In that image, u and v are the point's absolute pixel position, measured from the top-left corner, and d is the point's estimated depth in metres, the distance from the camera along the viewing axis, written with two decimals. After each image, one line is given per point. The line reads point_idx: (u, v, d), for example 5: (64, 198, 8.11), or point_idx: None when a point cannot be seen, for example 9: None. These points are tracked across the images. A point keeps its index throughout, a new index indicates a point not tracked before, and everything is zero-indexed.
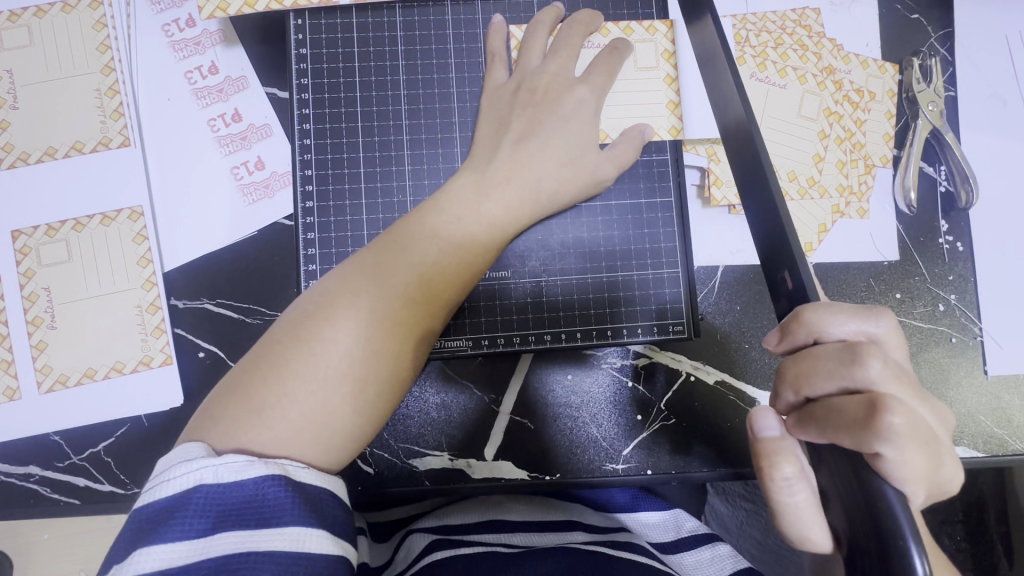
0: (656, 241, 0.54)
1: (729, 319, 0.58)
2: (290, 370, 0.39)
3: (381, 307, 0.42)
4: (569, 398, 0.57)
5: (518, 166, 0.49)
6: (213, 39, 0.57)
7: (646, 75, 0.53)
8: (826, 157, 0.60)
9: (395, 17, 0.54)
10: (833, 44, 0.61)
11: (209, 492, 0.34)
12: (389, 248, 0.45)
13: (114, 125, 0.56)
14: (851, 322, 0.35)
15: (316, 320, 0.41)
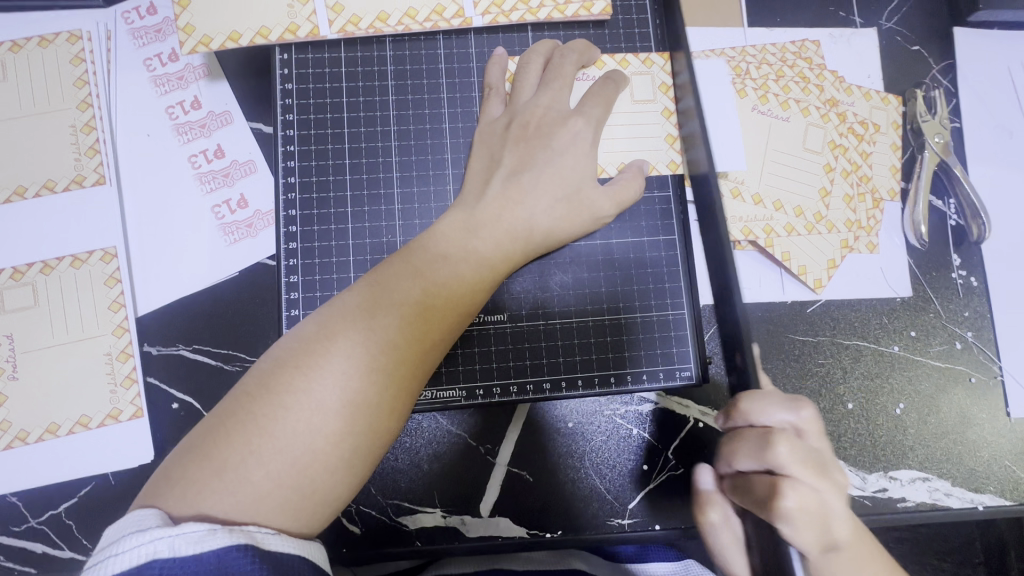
0: (661, 280, 0.51)
1: None
2: (263, 432, 0.36)
3: (361, 361, 0.38)
4: (571, 447, 0.54)
5: (513, 206, 0.46)
6: (196, 73, 0.55)
7: (645, 108, 0.51)
8: (833, 191, 0.58)
9: (386, 51, 0.52)
10: (834, 76, 0.59)
11: (164, 568, 0.31)
12: (370, 298, 0.41)
13: (89, 162, 0.53)
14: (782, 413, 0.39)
15: (292, 377, 0.37)
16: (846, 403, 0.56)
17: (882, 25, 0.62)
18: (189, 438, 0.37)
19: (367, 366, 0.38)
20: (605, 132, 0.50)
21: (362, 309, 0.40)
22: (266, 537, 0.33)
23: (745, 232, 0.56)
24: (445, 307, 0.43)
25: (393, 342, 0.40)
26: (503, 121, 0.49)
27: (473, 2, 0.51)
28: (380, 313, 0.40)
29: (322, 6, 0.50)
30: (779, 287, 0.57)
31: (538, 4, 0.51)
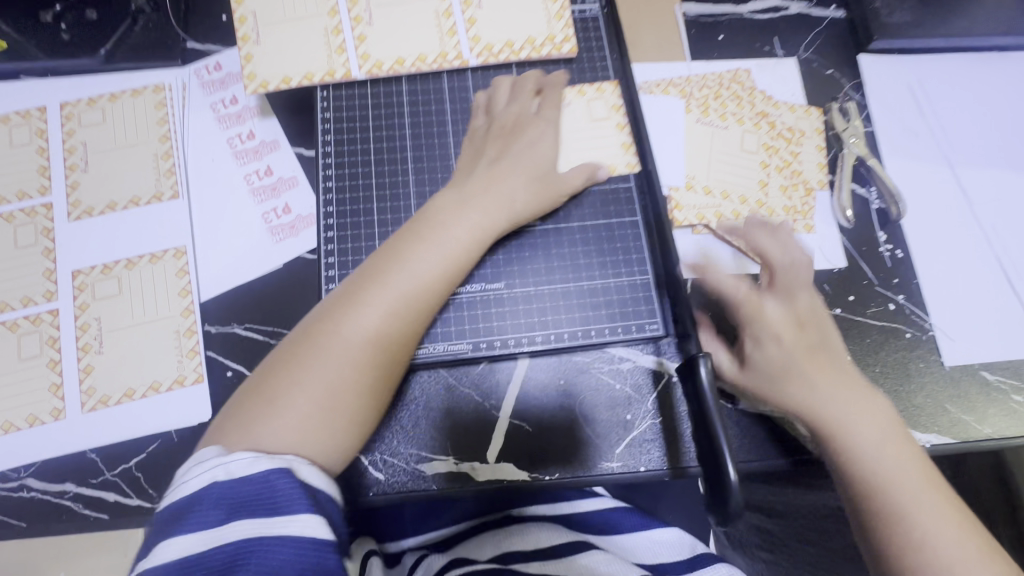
0: (628, 251, 0.61)
1: None
2: (304, 367, 0.47)
3: (381, 308, 0.50)
4: (563, 400, 0.63)
5: (488, 189, 0.57)
6: (251, 112, 0.70)
7: (601, 126, 0.64)
8: (769, 183, 0.70)
9: (401, 86, 0.66)
10: (763, 95, 0.73)
11: (223, 488, 0.41)
12: (384, 263, 0.52)
13: (167, 182, 0.66)
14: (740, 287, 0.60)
15: (328, 325, 0.49)
16: None
17: (800, 56, 0.77)
18: (243, 388, 0.49)
19: (371, 318, 0.49)
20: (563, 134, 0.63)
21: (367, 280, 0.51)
22: (301, 466, 0.44)
23: (700, 218, 0.67)
24: (440, 268, 0.53)
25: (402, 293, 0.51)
26: (485, 128, 0.62)
27: (470, 48, 0.65)
28: (389, 272, 0.51)
29: (354, 56, 0.64)
30: (734, 263, 0.68)
31: (519, 47, 0.66)
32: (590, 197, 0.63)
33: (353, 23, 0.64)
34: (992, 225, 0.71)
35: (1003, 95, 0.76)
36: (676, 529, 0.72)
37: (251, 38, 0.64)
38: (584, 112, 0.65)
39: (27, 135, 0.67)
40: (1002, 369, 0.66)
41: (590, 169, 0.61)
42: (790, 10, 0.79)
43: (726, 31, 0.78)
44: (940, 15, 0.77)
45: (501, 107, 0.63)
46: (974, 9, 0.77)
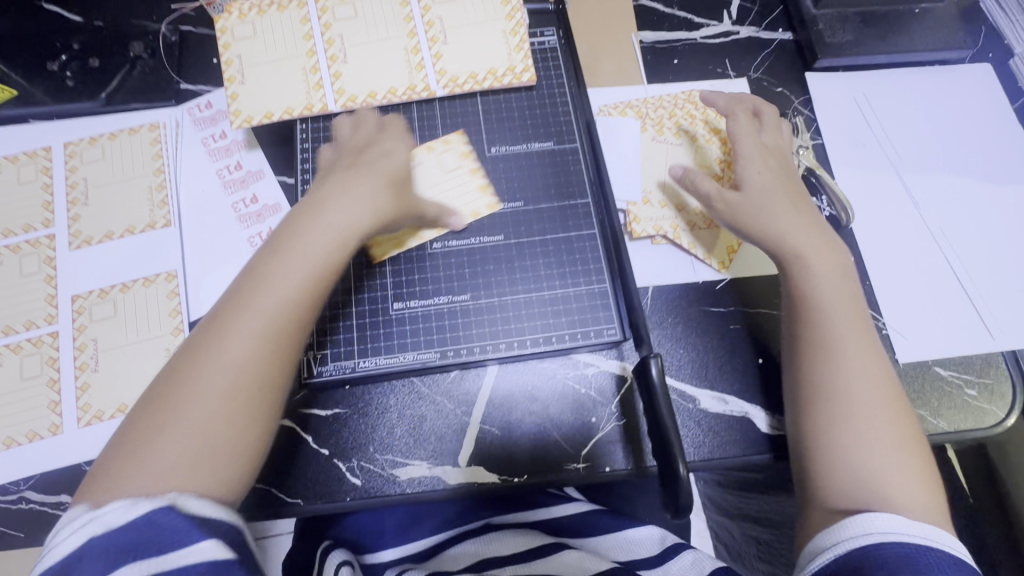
0: (586, 262, 0.65)
1: (661, 327, 0.70)
2: (168, 418, 0.46)
3: (244, 336, 0.49)
4: (530, 405, 0.66)
5: (350, 193, 0.57)
6: (239, 145, 0.75)
7: (455, 177, 0.68)
8: None
9: (374, 118, 0.71)
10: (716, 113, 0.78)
11: (102, 540, 0.40)
12: (238, 297, 0.51)
13: (160, 211, 0.71)
14: (772, 205, 0.65)
15: (189, 369, 0.48)
16: (757, 358, 0.69)
17: (750, 76, 0.82)
18: (110, 448, 0.47)
19: (233, 344, 0.49)
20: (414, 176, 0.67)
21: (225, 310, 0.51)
22: (186, 501, 0.43)
23: (657, 229, 0.72)
24: (300, 282, 0.52)
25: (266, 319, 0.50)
26: (335, 154, 0.63)
27: (437, 80, 0.71)
28: (246, 301, 0.50)
29: (330, 91, 0.70)
30: (692, 271, 0.72)
31: (482, 77, 0.71)
32: (551, 214, 0.67)
33: (330, 62, 0.70)
34: (940, 228, 0.75)
35: (945, 107, 0.82)
36: (648, 526, 0.75)
37: (237, 79, 0.70)
38: (436, 166, 0.68)
39: (34, 172, 0.72)
40: (955, 365, 0.69)
41: (443, 211, 0.66)
42: (740, 34, 0.85)
43: (680, 56, 0.83)
44: (881, 34, 0.82)
45: (347, 135, 0.65)
46: (913, 28, 0.83)
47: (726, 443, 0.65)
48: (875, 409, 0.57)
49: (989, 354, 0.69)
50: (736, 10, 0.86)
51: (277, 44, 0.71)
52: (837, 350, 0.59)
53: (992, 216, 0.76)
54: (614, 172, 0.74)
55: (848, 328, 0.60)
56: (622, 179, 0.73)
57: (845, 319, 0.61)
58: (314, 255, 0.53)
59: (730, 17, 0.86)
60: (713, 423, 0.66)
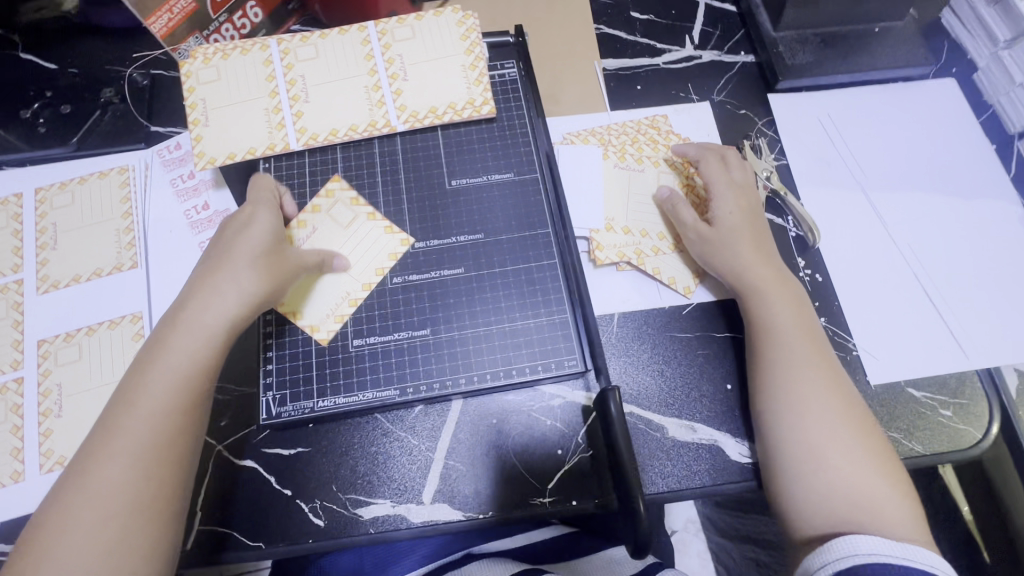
0: (546, 293, 0.65)
1: (625, 356, 0.69)
2: (49, 545, 0.48)
3: (122, 457, 0.51)
4: (496, 438, 0.65)
5: (215, 289, 0.57)
6: (207, 185, 0.76)
7: (355, 229, 0.68)
8: None
9: (337, 155, 0.72)
10: (679, 138, 0.79)
11: None
12: (113, 418, 0.53)
13: (127, 253, 0.72)
14: (737, 239, 0.68)
15: (71, 491, 0.50)
16: (725, 384, 0.68)
17: (714, 98, 0.83)
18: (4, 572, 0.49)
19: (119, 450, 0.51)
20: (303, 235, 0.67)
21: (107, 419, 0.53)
22: None
23: (620, 256, 0.72)
24: (174, 394, 0.54)
25: (146, 435, 0.52)
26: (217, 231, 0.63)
27: (397, 116, 0.72)
28: (123, 419, 0.52)
29: (292, 130, 0.71)
30: (657, 297, 0.71)
31: (443, 112, 0.72)
32: (512, 245, 0.68)
33: (292, 102, 0.71)
34: (908, 246, 0.74)
35: (910, 123, 0.81)
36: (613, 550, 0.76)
37: (201, 121, 0.71)
38: (334, 223, 0.69)
39: (4, 218, 0.74)
40: (928, 386, 0.68)
41: (326, 258, 0.66)
42: (702, 58, 0.86)
43: (643, 81, 0.84)
44: (841, 55, 0.83)
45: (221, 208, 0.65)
46: (874, 47, 0.83)
47: (695, 473, 0.64)
48: (836, 428, 0.59)
49: (962, 373, 0.68)
50: (698, 35, 0.87)
51: (240, 86, 0.72)
52: (795, 373, 0.62)
53: (961, 232, 0.75)
54: (576, 199, 0.74)
55: (804, 353, 0.62)
56: (585, 205, 0.74)
57: (800, 345, 0.63)
58: (181, 366, 0.55)
59: (692, 42, 0.87)
60: (681, 452, 0.65)
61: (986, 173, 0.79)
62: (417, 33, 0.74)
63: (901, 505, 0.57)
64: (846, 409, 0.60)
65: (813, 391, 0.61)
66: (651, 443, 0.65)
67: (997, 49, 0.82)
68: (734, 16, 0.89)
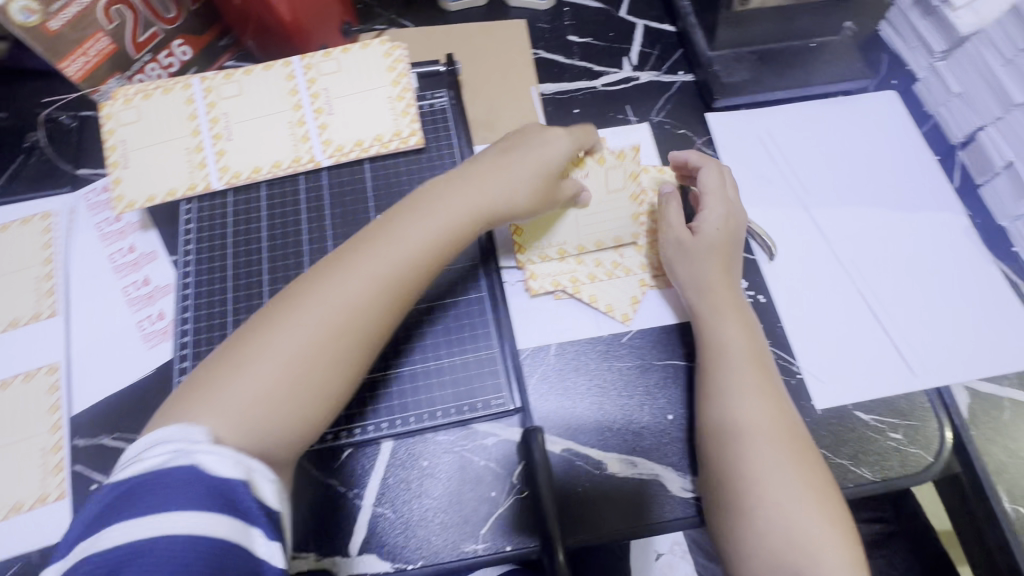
0: (474, 328, 0.67)
1: (553, 388, 0.66)
2: (235, 368, 0.50)
3: (382, 283, 0.54)
4: (427, 482, 0.62)
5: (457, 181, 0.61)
6: (133, 227, 0.74)
7: (615, 194, 0.71)
8: (626, 246, 0.72)
9: (262, 193, 0.70)
10: (618, 159, 0.77)
11: (177, 475, 0.42)
12: (339, 255, 0.56)
13: (46, 301, 0.70)
14: (700, 258, 0.66)
15: (243, 340, 0.51)
16: (667, 414, 0.65)
17: (652, 119, 0.82)
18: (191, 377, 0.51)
19: (366, 265, 0.54)
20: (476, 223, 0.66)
21: (300, 288, 0.54)
22: (260, 479, 0.44)
23: (555, 284, 0.70)
24: (342, 249, 0.57)
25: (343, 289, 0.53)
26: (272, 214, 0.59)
27: (322, 150, 0.70)
28: (382, 239, 0.56)
29: (214, 169, 0.69)
30: (595, 327, 0.69)
31: (369, 145, 0.71)
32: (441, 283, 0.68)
33: (214, 140, 0.70)
34: (853, 263, 0.73)
35: (852, 136, 0.81)
36: None
37: (121, 163, 0.69)
38: (603, 181, 0.71)
39: None
40: (876, 407, 0.65)
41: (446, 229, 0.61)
42: (640, 79, 0.85)
43: (581, 105, 0.83)
44: (777, 72, 0.82)
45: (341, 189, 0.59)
46: (811, 62, 0.83)
47: (652, 508, 0.61)
48: (781, 467, 0.56)
49: (911, 394, 0.66)
50: (636, 55, 0.87)
51: (161, 125, 0.70)
52: (739, 404, 0.59)
53: (905, 245, 0.74)
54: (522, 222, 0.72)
55: (748, 380, 0.60)
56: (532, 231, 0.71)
57: (746, 370, 0.61)
58: (448, 219, 0.58)
59: (630, 63, 0.86)
60: (621, 489, 0.62)
61: (929, 183, 0.78)
62: (343, 64, 0.73)
63: (841, 541, 0.54)
64: (796, 450, 0.57)
65: (761, 427, 0.58)
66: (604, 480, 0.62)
67: (934, 60, 0.81)
68: (672, 36, 0.88)
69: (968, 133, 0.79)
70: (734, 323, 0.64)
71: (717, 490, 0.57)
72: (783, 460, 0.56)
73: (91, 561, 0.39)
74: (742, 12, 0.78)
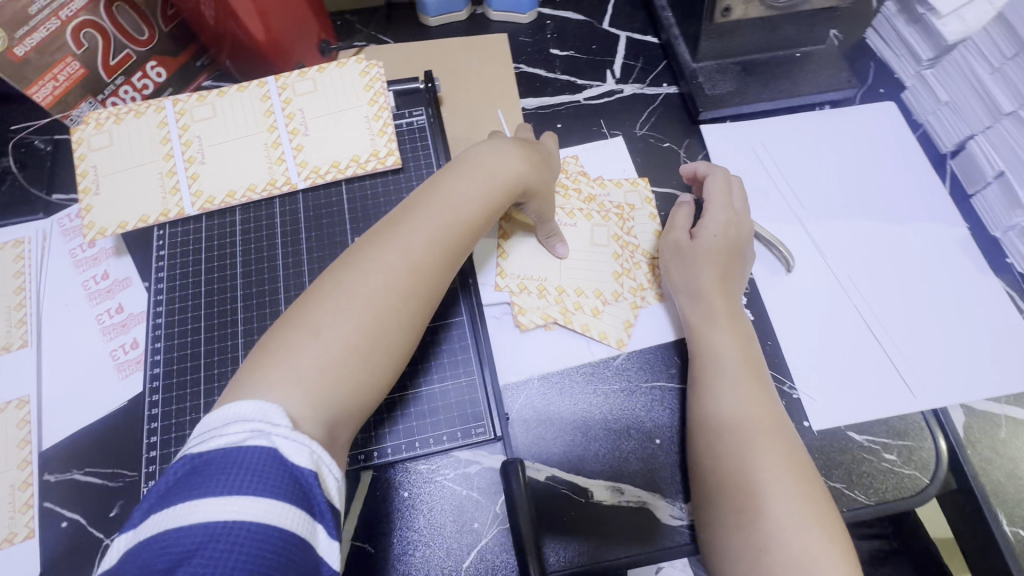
0: (454, 354, 0.65)
1: (529, 412, 0.64)
2: (296, 335, 0.49)
3: (440, 247, 0.56)
4: (407, 515, 0.60)
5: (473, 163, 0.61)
6: (107, 253, 0.72)
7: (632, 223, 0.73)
8: (623, 272, 0.71)
9: (236, 217, 0.69)
10: (588, 179, 0.76)
11: (257, 455, 0.41)
12: (384, 232, 0.56)
13: (17, 331, 0.68)
14: (699, 262, 0.65)
15: (303, 310, 0.51)
16: (654, 439, 0.63)
17: (636, 133, 0.81)
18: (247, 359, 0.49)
19: (419, 237, 0.56)
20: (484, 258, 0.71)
21: (348, 262, 0.54)
22: (326, 470, 0.44)
23: (545, 317, 0.68)
24: (380, 230, 0.57)
25: (400, 262, 0.54)
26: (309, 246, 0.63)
27: (298, 173, 0.69)
28: (413, 216, 0.57)
29: (187, 194, 0.68)
30: (587, 353, 0.67)
31: (345, 165, 0.69)
32: None
33: (187, 164, 0.68)
34: (847, 277, 0.71)
35: (840, 147, 0.79)
36: None
37: (92, 189, 0.67)
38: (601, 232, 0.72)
39: None
40: (871, 429, 0.64)
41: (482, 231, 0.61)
42: (624, 91, 0.84)
43: (564, 119, 0.82)
44: (763, 83, 0.81)
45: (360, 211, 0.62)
46: (796, 72, 0.82)
47: (653, 532, 0.59)
48: (780, 486, 0.53)
49: (907, 414, 0.64)
50: (620, 68, 0.85)
51: (133, 150, 0.69)
52: (732, 420, 0.57)
53: (896, 258, 0.72)
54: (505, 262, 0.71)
55: (744, 394, 0.59)
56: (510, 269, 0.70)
57: (739, 383, 0.59)
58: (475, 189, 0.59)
59: (613, 76, 0.85)
60: (608, 518, 0.60)
61: (923, 192, 0.76)
62: (318, 85, 0.71)
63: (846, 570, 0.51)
64: (799, 472, 0.54)
65: (762, 441, 0.56)
66: (597, 506, 0.60)
67: (921, 67, 0.80)
68: (656, 48, 0.87)
69: (959, 142, 0.77)
70: (730, 331, 0.62)
71: (711, 519, 0.54)
72: (784, 480, 0.53)
73: (164, 538, 0.38)
74: (724, 23, 0.76)
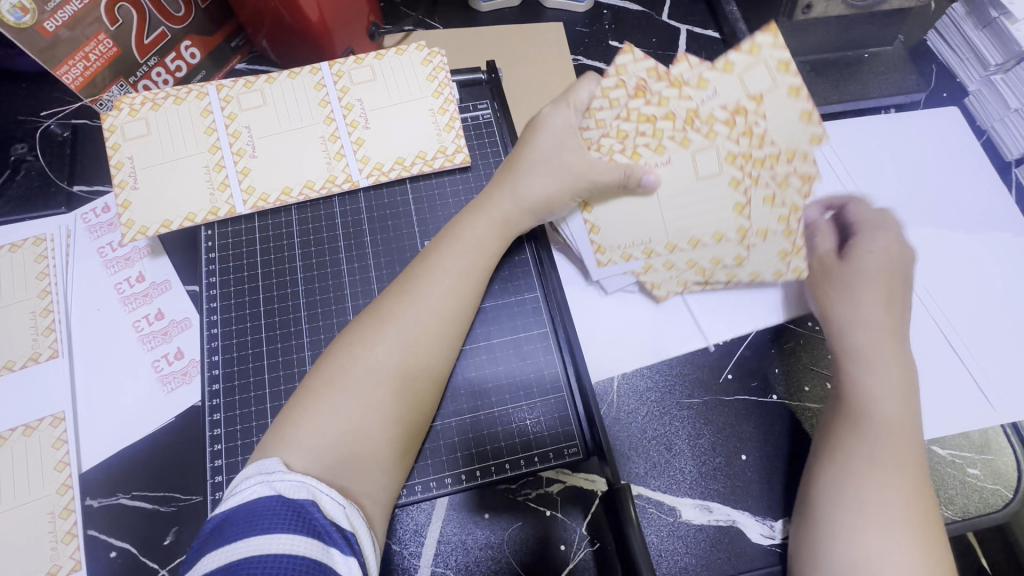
0: (538, 369, 0.61)
1: (629, 430, 0.62)
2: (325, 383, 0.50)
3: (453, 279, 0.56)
4: (486, 537, 0.57)
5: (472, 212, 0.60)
6: (141, 253, 0.66)
7: (765, 108, 0.61)
8: (749, 202, 0.62)
9: (292, 217, 0.63)
10: (675, 88, 0.61)
11: (251, 501, 0.41)
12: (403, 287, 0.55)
13: (45, 340, 0.62)
14: (864, 290, 0.62)
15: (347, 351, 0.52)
16: (741, 455, 0.61)
17: None
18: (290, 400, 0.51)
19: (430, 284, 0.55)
20: (598, 236, 0.63)
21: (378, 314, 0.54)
22: (327, 500, 0.43)
23: (682, 283, 0.66)
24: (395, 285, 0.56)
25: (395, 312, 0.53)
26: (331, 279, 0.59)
27: (359, 169, 0.64)
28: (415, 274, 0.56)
29: (237, 190, 0.62)
30: (700, 337, 0.66)
31: (410, 162, 0.64)
32: (494, 313, 0.63)
33: (236, 157, 0.62)
34: (925, 287, 0.70)
35: (908, 151, 0.78)
36: None
37: (129, 183, 0.61)
38: (705, 162, 0.60)
39: None
40: (955, 443, 0.63)
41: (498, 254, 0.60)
42: None
43: None
44: (831, 85, 0.79)
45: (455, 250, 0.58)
46: (863, 74, 0.80)
47: (740, 553, 0.57)
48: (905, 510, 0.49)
49: (990, 427, 0.64)
50: None
51: (173, 140, 0.62)
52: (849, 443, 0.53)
53: (967, 268, 0.71)
54: (597, 236, 0.63)
55: (894, 451, 0.52)
56: (608, 242, 0.63)
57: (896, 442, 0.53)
58: (471, 231, 0.59)
59: None
60: (696, 537, 0.58)
61: (993, 199, 0.75)
62: (378, 72, 0.66)
63: None
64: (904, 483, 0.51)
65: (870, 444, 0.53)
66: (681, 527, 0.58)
67: (988, 72, 0.78)
68: (719, 42, 0.83)
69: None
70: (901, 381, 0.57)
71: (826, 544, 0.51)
72: (893, 487, 0.51)
73: None
74: None
